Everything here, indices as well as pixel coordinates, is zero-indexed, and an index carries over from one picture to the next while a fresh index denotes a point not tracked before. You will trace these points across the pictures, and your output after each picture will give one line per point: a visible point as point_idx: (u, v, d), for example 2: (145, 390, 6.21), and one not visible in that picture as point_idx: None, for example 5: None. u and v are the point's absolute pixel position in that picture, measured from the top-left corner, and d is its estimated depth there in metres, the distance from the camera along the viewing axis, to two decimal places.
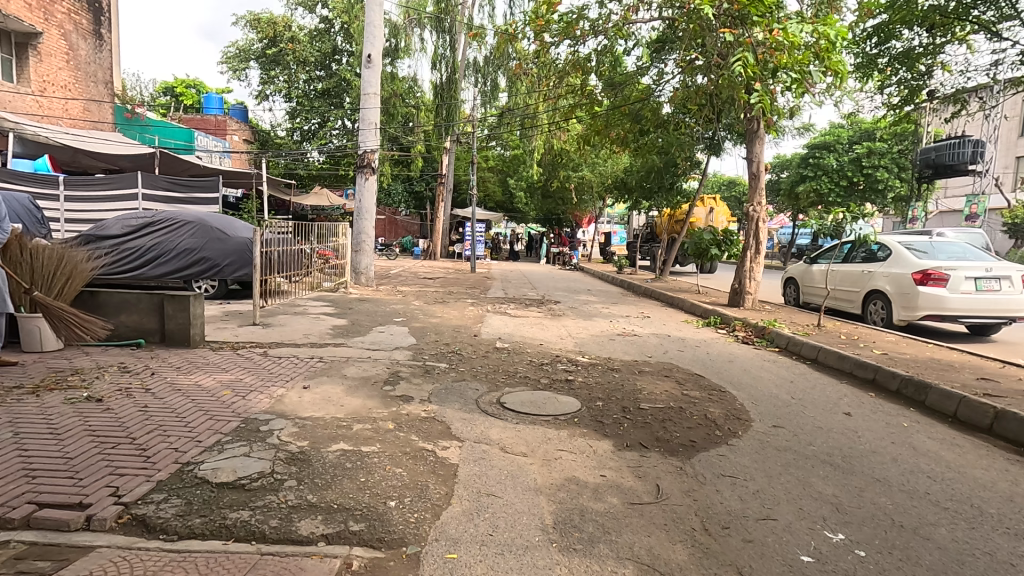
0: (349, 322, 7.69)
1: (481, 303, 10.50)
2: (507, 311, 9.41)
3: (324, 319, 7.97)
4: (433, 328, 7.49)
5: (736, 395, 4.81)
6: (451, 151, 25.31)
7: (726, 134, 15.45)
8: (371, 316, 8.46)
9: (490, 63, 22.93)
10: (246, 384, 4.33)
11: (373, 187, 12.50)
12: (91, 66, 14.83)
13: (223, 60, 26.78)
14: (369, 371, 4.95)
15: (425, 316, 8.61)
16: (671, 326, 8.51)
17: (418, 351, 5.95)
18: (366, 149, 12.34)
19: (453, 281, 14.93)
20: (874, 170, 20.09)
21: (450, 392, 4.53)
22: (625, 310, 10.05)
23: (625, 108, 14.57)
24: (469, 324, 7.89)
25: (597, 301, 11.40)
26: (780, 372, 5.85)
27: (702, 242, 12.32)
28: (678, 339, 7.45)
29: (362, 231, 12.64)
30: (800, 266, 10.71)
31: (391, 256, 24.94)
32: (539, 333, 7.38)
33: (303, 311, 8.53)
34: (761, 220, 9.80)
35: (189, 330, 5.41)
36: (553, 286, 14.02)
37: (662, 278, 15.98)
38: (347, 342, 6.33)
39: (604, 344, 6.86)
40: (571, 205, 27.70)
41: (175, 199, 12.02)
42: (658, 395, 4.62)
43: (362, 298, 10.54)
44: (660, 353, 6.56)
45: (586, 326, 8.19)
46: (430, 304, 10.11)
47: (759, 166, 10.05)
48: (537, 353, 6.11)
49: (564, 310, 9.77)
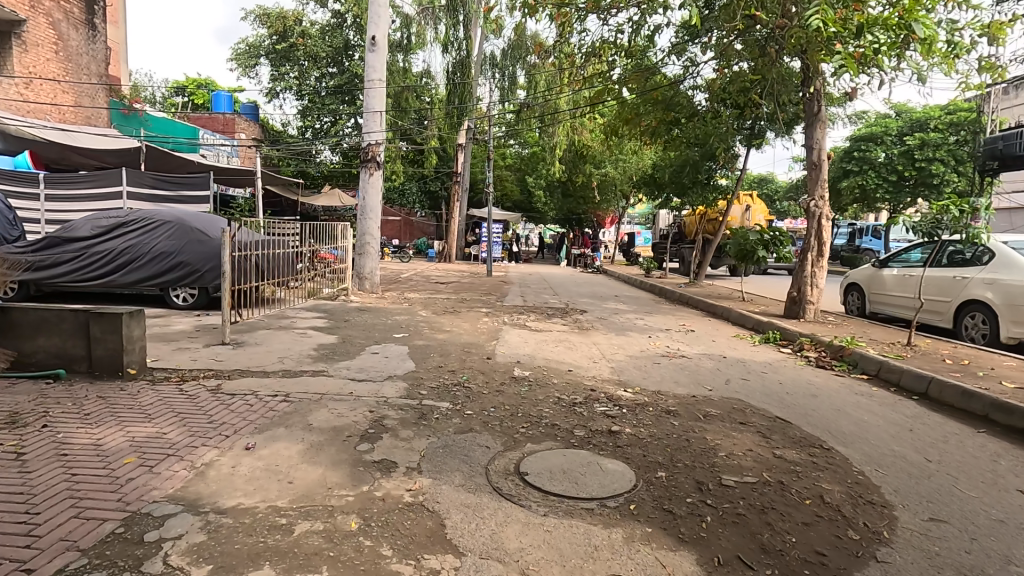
0: (340, 340, 6.48)
1: (497, 312, 9.23)
2: (526, 324, 8.14)
3: (311, 334, 6.78)
4: (438, 348, 6.24)
5: (849, 456, 3.44)
6: (468, 149, 24.11)
7: (768, 123, 13.99)
8: (368, 331, 7.24)
9: (508, 57, 21.85)
10: (166, 443, 3.12)
11: (378, 183, 11.35)
12: (83, 57, 13.96)
13: (233, 56, 26.02)
14: (344, 418, 3.70)
15: (431, 331, 7.36)
16: (721, 343, 7.14)
17: (415, 383, 4.70)
18: (371, 141, 11.21)
19: (467, 287, 13.68)
20: (928, 163, 18.35)
21: (451, 454, 3.25)
22: (662, 322, 8.70)
23: (656, 94, 13.23)
24: (482, 342, 6.63)
25: (629, 310, 10.06)
26: (886, 413, 4.45)
27: (747, 243, 10.92)
28: (737, 362, 6.08)
29: (367, 231, 11.47)
30: (866, 271, 9.23)
31: (405, 259, 23.82)
32: (565, 354, 6.08)
33: (290, 324, 7.35)
34: (824, 218, 8.38)
35: (121, 357, 4.25)
36: (577, 292, 12.67)
37: (698, 283, 14.48)
38: (329, 368, 5.10)
39: (648, 370, 5.53)
40: (593, 205, 26.29)
41: (163, 197, 10.99)
42: (741, 458, 3.28)
43: (363, 307, 9.36)
44: (720, 383, 5.21)
45: (621, 343, 6.87)
46: (440, 315, 8.87)
47: (820, 155, 8.60)
48: (567, 385, 4.82)
49: (592, 323, 8.44)
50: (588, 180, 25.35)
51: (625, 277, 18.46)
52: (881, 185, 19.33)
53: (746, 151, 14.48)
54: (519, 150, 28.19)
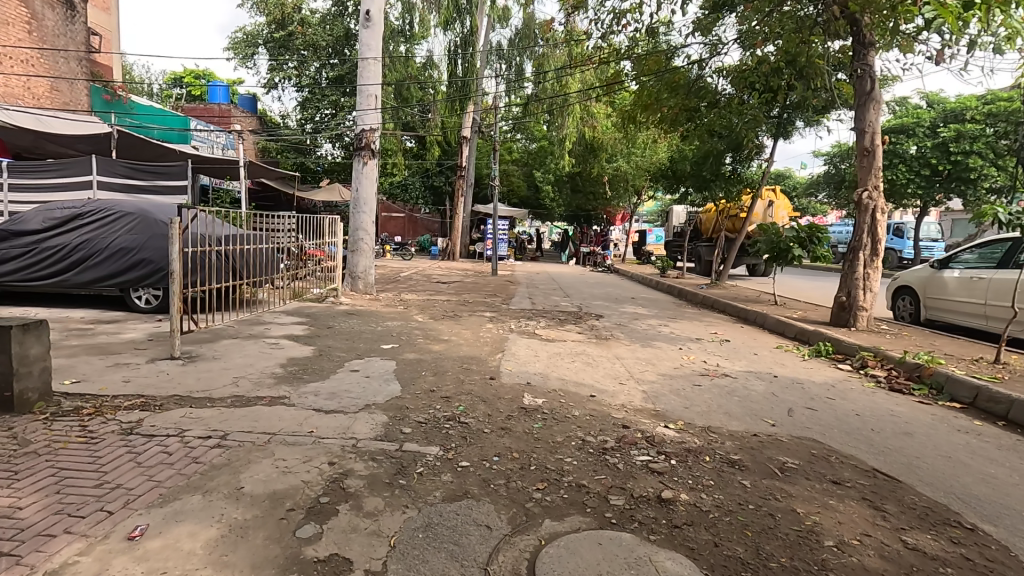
0: (317, 352, 5.48)
1: (502, 318, 8.21)
2: (536, 332, 7.09)
3: (283, 345, 5.76)
4: (432, 364, 5.21)
5: (1010, 544, 2.38)
6: (472, 142, 23.06)
7: (797, 111, 12.89)
8: (352, 339, 6.21)
9: (515, 47, 20.87)
10: (9, 530, 2.10)
11: (372, 173, 10.33)
12: (60, 39, 13.02)
13: (230, 45, 25.08)
14: (292, 477, 2.68)
15: (426, 340, 6.34)
16: (766, 358, 6.08)
17: (398, 416, 3.67)
18: (365, 127, 10.24)
19: (470, 287, 12.67)
20: (964, 156, 17.17)
21: (434, 544, 2.22)
22: (691, 330, 7.64)
23: (678, 78, 12.14)
24: (484, 356, 5.58)
25: (650, 316, 9.00)
26: (1013, 462, 3.38)
27: (780, 241, 9.78)
28: (793, 383, 5.02)
29: (360, 226, 10.40)
30: (924, 272, 8.11)
31: (406, 256, 22.83)
32: (585, 373, 5.03)
33: (263, 331, 6.35)
34: (880, 211, 7.26)
35: (11, 385, 3.26)
36: (590, 294, 11.64)
37: (720, 283, 13.37)
38: (292, 393, 4.08)
39: (688, 395, 4.48)
40: (603, 201, 25.21)
41: (138, 188, 10.02)
42: (860, 552, 2.23)
43: (353, 310, 8.35)
44: (782, 413, 4.16)
45: (650, 357, 5.82)
46: (438, 320, 7.85)
47: (873, 139, 7.46)
48: (592, 418, 3.78)
49: (611, 331, 7.39)
50: (599, 175, 24.28)
51: (638, 277, 17.41)
52: (912, 180, 18.15)
53: (773, 141, 13.36)
54: (526, 144, 27.15)
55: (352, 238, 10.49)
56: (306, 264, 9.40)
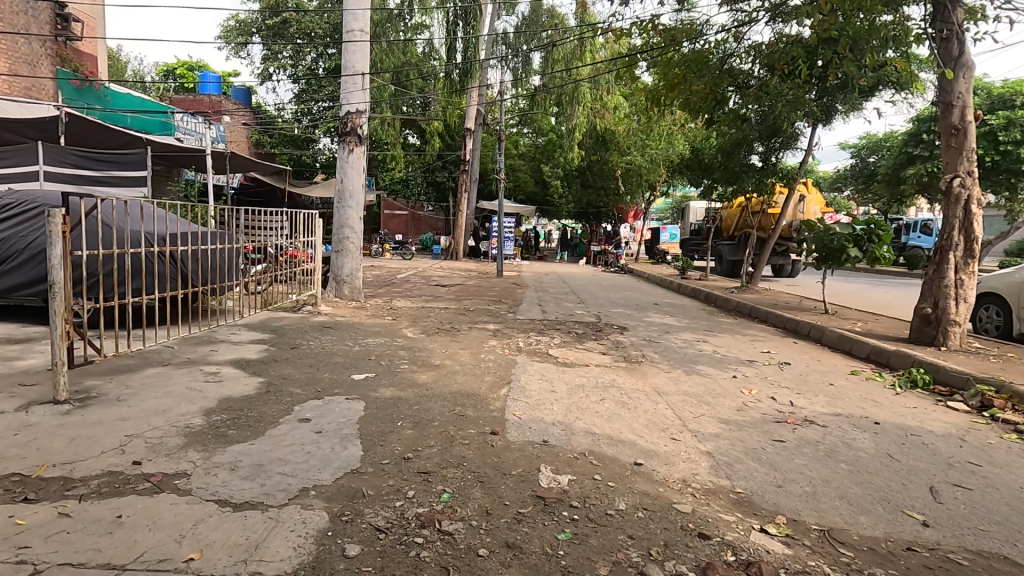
0: (265, 388, 4.16)
1: (509, 332, 6.87)
2: (552, 353, 5.75)
3: (224, 375, 4.44)
4: (415, 406, 3.89)
5: None
6: (477, 135, 21.69)
7: (838, 94, 11.50)
8: (318, 364, 4.90)
9: (522, 34, 19.60)
10: None
11: (361, 163, 9.04)
12: (20, 18, 11.79)
13: (222, 34, 23.89)
14: None
15: (413, 366, 5.02)
16: (847, 391, 4.73)
17: (344, 518, 2.33)
18: (351, 109, 8.91)
19: (473, 291, 11.36)
20: (1015, 146, 15.62)
21: None
22: (738, 350, 6.28)
23: (705, 56, 10.77)
24: (484, 392, 4.25)
25: (683, 328, 7.64)
26: None
27: (831, 239, 8.41)
28: (907, 435, 3.66)
29: (345, 223, 9.06)
30: (1017, 277, 6.71)
31: (407, 256, 21.55)
32: (621, 422, 3.68)
33: (207, 353, 5.05)
34: (975, 202, 5.86)
35: None
36: (608, 300, 10.31)
37: (752, 286, 11.95)
38: (197, 465, 2.76)
39: (775, 462, 3.12)
40: (615, 196, 23.80)
41: (90, 179, 8.64)
42: None
43: (332, 323, 7.06)
44: (925, 496, 2.79)
45: (701, 392, 4.48)
46: (432, 335, 6.55)
47: (963, 116, 6.04)
48: (647, 517, 2.43)
49: (641, 351, 6.05)
50: (611, 169, 22.95)
51: (657, 277, 16.01)
52: None
53: (811, 127, 11.94)
54: (534, 138, 25.80)
55: (334, 238, 9.08)
56: (283, 266, 8.20)
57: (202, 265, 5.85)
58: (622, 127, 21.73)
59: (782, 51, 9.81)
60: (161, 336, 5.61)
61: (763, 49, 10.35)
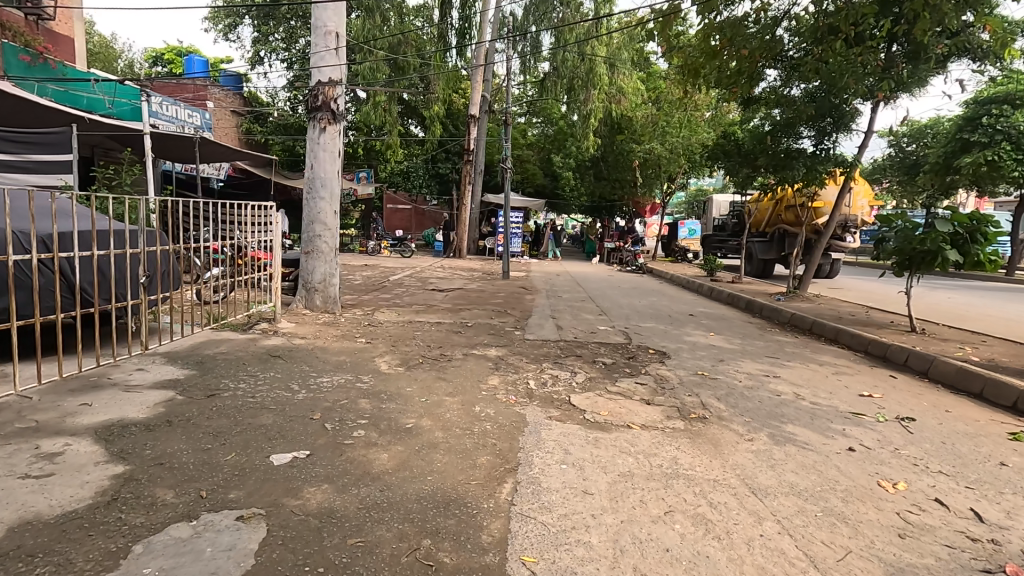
0: (115, 489, 2.53)
1: (515, 363, 5.21)
2: (575, 402, 4.10)
3: (68, 458, 2.82)
4: (351, 539, 2.24)
5: None
6: (480, 121, 20.07)
7: (914, 66, 9.27)
8: (229, 431, 3.28)
9: (531, 15, 18.27)
10: None
11: (335, 145, 7.41)
12: None
13: (209, 15, 22.26)
14: None
15: (372, 434, 3.36)
16: None
17: None
18: (323, 79, 7.27)
19: (475, 298, 9.71)
20: None
21: None
22: (829, 393, 4.59)
23: (748, 18, 8.85)
24: (477, 499, 2.60)
25: (739, 354, 5.95)
26: None
27: (920, 238, 6.69)
28: None
29: (315, 218, 7.41)
30: None
31: (406, 253, 20.07)
32: None
33: (72, 411, 3.42)
34: None
35: None
36: (634, 310, 8.63)
37: (800, 291, 10.18)
38: None
39: None
40: (630, 189, 22.09)
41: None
42: None
43: (287, 348, 5.45)
44: None
45: (821, 490, 2.81)
46: (413, 369, 4.91)
47: None
48: None
49: (699, 397, 4.36)
50: (628, 159, 21.23)
51: (681, 278, 14.33)
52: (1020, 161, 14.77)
53: (874, 106, 9.92)
54: (543, 127, 24.14)
55: (304, 235, 7.47)
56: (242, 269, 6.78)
57: (127, 275, 4.61)
58: (640, 114, 20.01)
59: (850, 9, 7.75)
60: (45, 376, 4.10)
61: (819, 10, 8.45)
